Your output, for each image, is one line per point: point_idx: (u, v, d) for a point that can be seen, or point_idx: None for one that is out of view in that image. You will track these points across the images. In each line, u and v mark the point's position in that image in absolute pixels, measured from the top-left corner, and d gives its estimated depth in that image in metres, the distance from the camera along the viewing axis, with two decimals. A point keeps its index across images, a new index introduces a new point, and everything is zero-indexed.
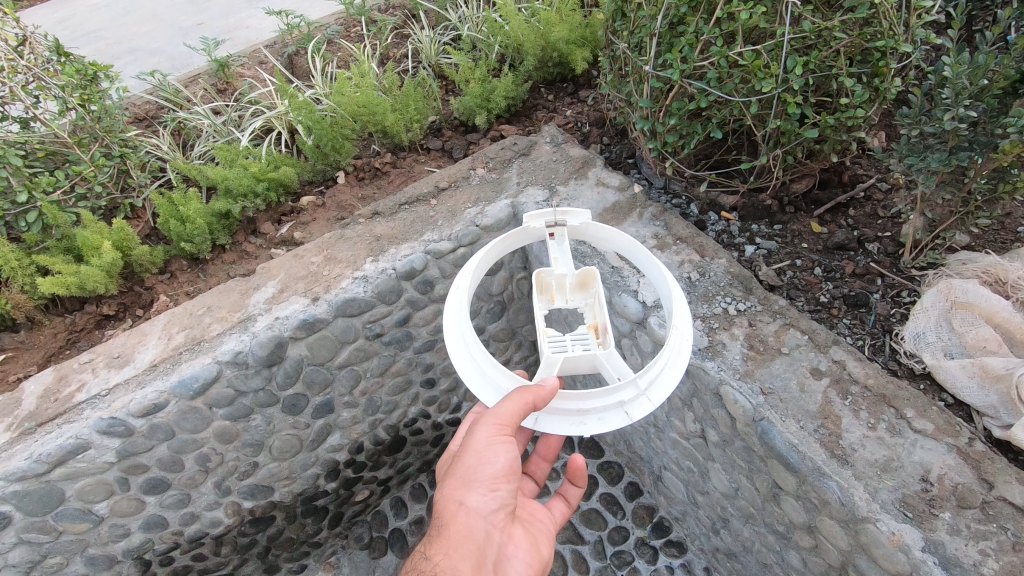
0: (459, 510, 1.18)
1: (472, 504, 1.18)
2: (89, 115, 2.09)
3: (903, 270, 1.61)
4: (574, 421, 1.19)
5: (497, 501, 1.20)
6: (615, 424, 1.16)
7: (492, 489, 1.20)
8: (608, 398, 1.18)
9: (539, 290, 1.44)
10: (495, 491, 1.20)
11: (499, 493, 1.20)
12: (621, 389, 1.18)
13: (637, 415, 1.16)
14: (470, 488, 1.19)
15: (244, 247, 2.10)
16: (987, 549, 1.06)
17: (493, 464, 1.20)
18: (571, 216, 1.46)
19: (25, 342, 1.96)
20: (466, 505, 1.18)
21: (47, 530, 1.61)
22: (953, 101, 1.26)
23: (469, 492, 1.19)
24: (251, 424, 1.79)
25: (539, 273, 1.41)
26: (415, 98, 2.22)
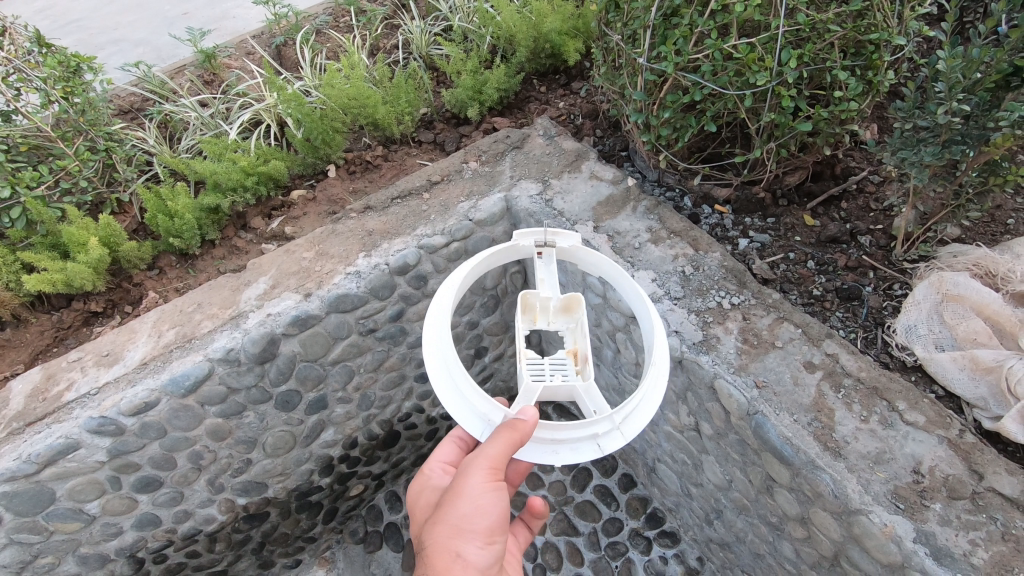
0: (454, 564, 1.12)
1: (468, 557, 1.13)
2: (73, 108, 2.03)
3: (895, 262, 1.62)
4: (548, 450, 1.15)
5: (491, 555, 1.15)
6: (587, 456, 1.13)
7: (488, 541, 1.16)
8: (581, 433, 1.14)
9: (524, 311, 1.39)
10: (490, 544, 1.16)
11: (493, 546, 1.16)
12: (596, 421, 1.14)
13: (610, 449, 1.13)
14: (466, 540, 1.14)
15: (234, 242, 2.07)
16: (976, 539, 1.08)
17: (488, 516, 1.16)
18: (560, 237, 1.39)
19: (11, 339, 1.93)
20: (461, 558, 1.13)
21: (38, 531, 1.59)
22: (947, 95, 1.26)
23: (464, 544, 1.14)
24: (244, 421, 1.77)
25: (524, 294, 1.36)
26: (405, 90, 2.20)
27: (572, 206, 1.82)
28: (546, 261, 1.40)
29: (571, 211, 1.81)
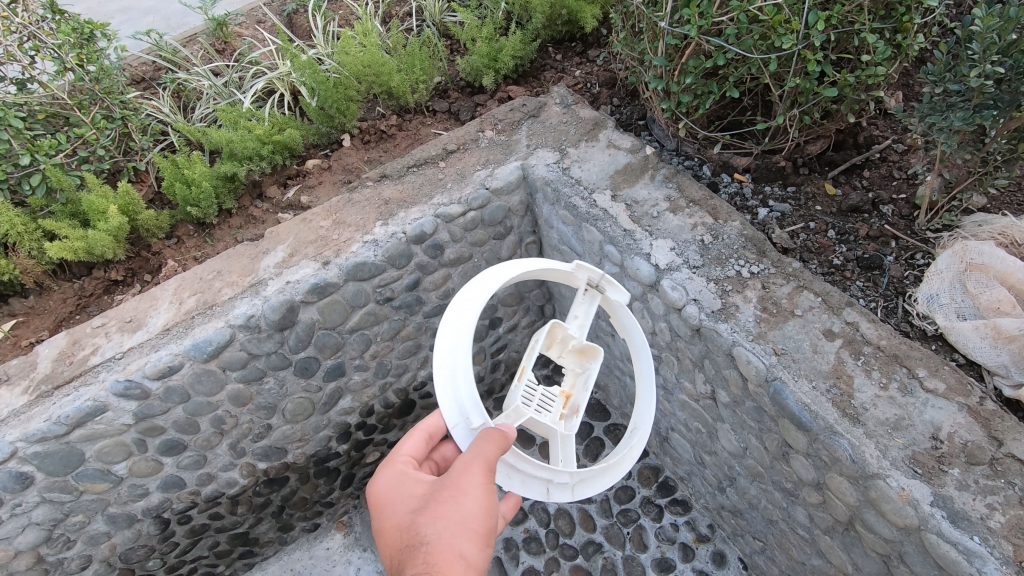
0: (454, 562, 1.02)
1: (468, 557, 1.04)
2: (88, 76, 2.04)
3: (918, 232, 1.60)
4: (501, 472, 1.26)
5: (486, 557, 1.07)
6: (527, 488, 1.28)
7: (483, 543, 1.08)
8: (544, 475, 1.28)
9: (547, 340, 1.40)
10: (485, 547, 1.08)
11: (487, 549, 1.09)
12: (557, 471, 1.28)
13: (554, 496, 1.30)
14: (466, 538, 1.06)
15: (251, 211, 2.08)
16: (994, 503, 1.08)
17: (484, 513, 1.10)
18: (613, 286, 1.38)
19: (36, 306, 1.96)
20: (461, 557, 1.03)
21: (68, 490, 1.64)
22: (981, 57, 1.22)
23: (465, 542, 1.05)
24: (265, 387, 1.80)
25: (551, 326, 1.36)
26: (420, 58, 2.18)
27: (589, 175, 1.80)
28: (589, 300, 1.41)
29: (589, 180, 1.79)
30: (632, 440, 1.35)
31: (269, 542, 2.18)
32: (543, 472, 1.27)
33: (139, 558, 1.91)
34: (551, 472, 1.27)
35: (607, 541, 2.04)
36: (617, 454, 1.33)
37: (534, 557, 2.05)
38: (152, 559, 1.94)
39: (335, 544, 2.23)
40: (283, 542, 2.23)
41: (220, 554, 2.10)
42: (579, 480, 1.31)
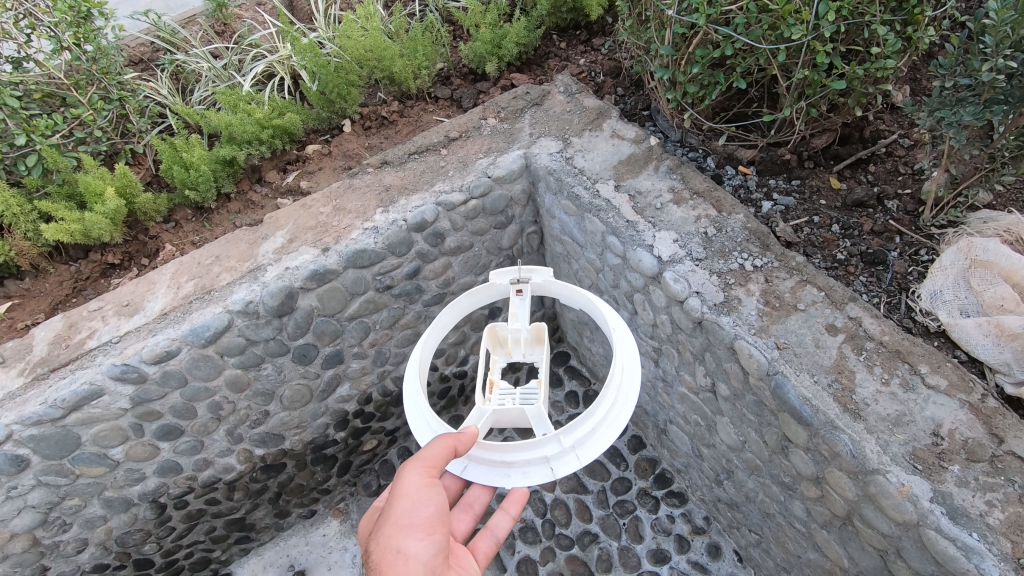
0: (394, 558, 1.19)
1: (409, 551, 1.20)
2: (85, 56, 2.01)
3: (922, 228, 1.59)
4: (498, 473, 1.26)
5: (433, 546, 1.23)
6: (537, 479, 1.22)
7: (428, 533, 1.24)
8: (535, 452, 1.23)
9: (495, 344, 1.50)
10: (430, 536, 1.24)
11: (434, 538, 1.24)
12: (545, 444, 1.24)
13: (561, 472, 1.22)
14: (406, 535, 1.22)
15: (250, 196, 2.06)
16: (993, 500, 1.08)
17: (425, 507, 1.26)
18: (535, 273, 1.44)
19: (32, 289, 1.94)
20: (402, 553, 1.20)
21: (64, 473, 1.63)
22: (994, 50, 1.21)
23: (405, 539, 1.21)
24: (263, 373, 1.79)
25: (492, 330, 1.47)
26: (423, 43, 2.15)
27: (592, 164, 1.79)
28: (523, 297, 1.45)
29: (592, 169, 1.77)
30: (622, 402, 1.29)
31: (265, 527, 2.18)
32: (533, 452, 1.24)
33: (135, 542, 1.90)
34: (537, 445, 1.24)
35: (603, 532, 2.05)
36: (605, 406, 1.26)
37: (530, 547, 2.06)
38: (148, 543, 1.94)
39: (331, 531, 2.23)
40: (279, 528, 2.23)
41: (216, 539, 2.10)
42: (575, 443, 1.23)
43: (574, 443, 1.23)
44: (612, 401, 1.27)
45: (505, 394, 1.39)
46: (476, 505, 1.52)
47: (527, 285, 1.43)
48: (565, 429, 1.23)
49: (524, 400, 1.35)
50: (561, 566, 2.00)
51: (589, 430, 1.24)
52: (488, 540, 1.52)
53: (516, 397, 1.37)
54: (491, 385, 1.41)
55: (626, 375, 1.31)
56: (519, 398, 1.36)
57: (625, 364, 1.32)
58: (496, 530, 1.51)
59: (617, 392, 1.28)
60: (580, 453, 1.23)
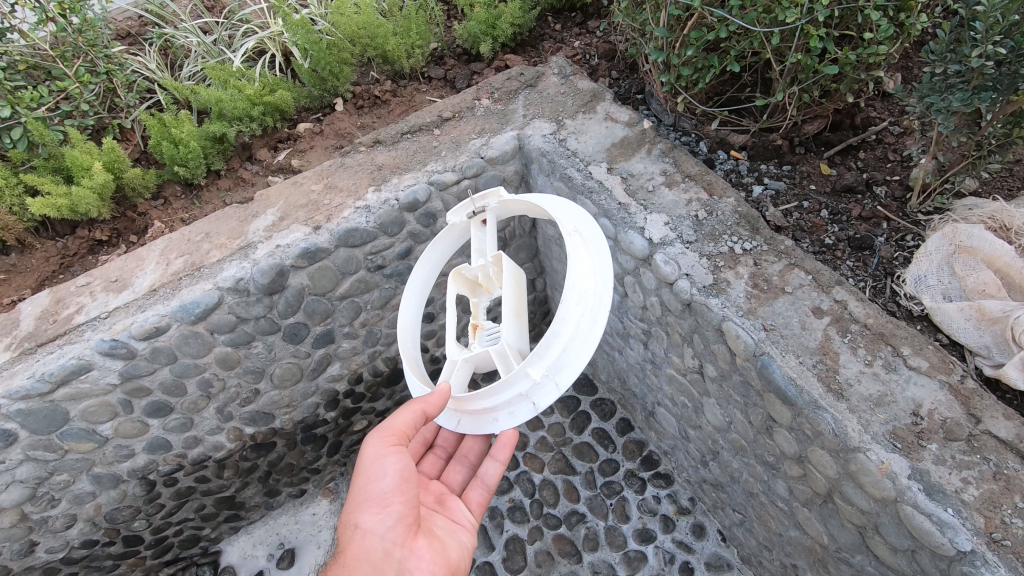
0: (354, 531, 1.31)
1: (367, 524, 1.30)
2: (71, 27, 1.99)
3: (909, 215, 1.60)
4: (488, 418, 1.36)
5: (390, 517, 1.31)
6: (523, 416, 1.30)
7: (385, 505, 1.32)
8: (510, 394, 1.30)
9: (472, 288, 1.53)
10: (387, 508, 1.31)
11: (390, 508, 1.31)
12: (518, 383, 1.29)
13: (542, 403, 1.28)
14: (364, 509, 1.31)
15: (240, 174, 2.04)
16: (969, 477, 1.11)
17: (381, 481, 1.33)
18: (489, 198, 1.48)
19: (18, 264, 1.92)
20: (360, 527, 1.31)
21: (53, 449, 1.63)
22: (983, 37, 1.22)
23: (361, 513, 1.31)
24: (253, 351, 1.79)
25: (456, 274, 1.47)
26: (416, 22, 2.12)
27: (586, 146, 1.79)
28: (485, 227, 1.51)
29: (585, 152, 1.77)
30: (585, 315, 1.30)
31: (255, 506, 2.20)
32: (509, 393, 1.30)
33: (124, 519, 1.91)
34: (510, 387, 1.30)
35: (590, 511, 2.08)
36: (570, 324, 1.29)
37: (518, 526, 2.09)
38: (137, 520, 1.94)
39: (320, 510, 2.25)
40: (269, 507, 2.24)
41: (206, 517, 2.10)
42: (546, 371, 1.28)
43: (545, 372, 1.28)
44: (577, 319, 1.30)
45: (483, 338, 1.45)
46: (471, 456, 1.61)
47: (485, 212, 1.48)
48: (531, 363, 1.26)
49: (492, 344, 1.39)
50: (548, 545, 2.04)
51: (559, 354, 1.28)
52: (480, 489, 1.56)
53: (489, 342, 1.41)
54: (475, 329, 1.47)
55: (592, 281, 1.33)
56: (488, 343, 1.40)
57: (587, 271, 1.33)
58: (486, 478, 1.55)
59: (581, 309, 1.30)
60: (556, 380, 1.28)
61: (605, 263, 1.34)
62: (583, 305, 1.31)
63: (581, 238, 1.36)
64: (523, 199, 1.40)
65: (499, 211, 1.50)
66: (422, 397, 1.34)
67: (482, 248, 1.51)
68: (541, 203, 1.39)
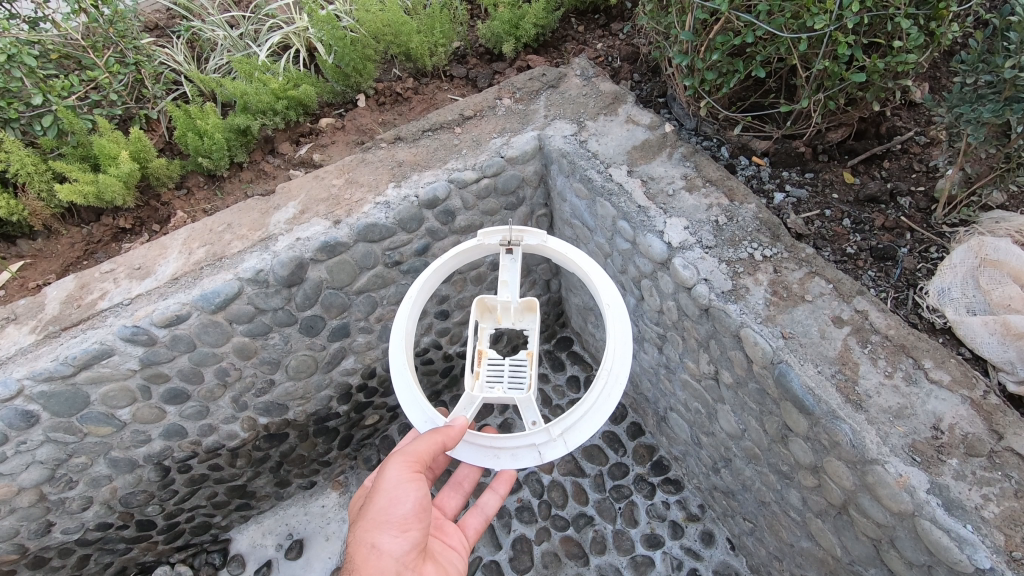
0: (369, 552, 1.26)
1: (384, 546, 1.27)
2: (102, 18, 2.04)
3: (933, 226, 1.58)
4: (488, 453, 1.37)
5: (407, 542, 1.29)
6: (525, 462, 1.33)
7: (403, 529, 1.30)
8: (523, 441, 1.33)
9: (484, 312, 1.55)
10: (405, 532, 1.30)
11: (409, 534, 1.30)
12: (534, 433, 1.33)
13: (548, 457, 1.32)
14: (382, 530, 1.28)
15: (262, 166, 2.07)
16: (989, 494, 1.10)
17: (402, 505, 1.30)
18: (526, 234, 1.50)
19: (44, 249, 1.96)
20: (377, 548, 1.27)
21: (73, 431, 1.66)
22: (1017, 48, 1.20)
23: (380, 534, 1.27)
24: (270, 342, 1.81)
25: (482, 300, 1.51)
26: (440, 20, 2.13)
27: (607, 149, 1.78)
28: (513, 256, 1.52)
29: (606, 153, 1.77)
30: (606, 386, 1.34)
31: (266, 496, 2.22)
32: (522, 440, 1.33)
33: (139, 503, 1.93)
34: (526, 434, 1.33)
35: (598, 514, 2.08)
36: (594, 393, 1.33)
37: (526, 526, 2.09)
38: (151, 505, 1.97)
39: (330, 502, 2.27)
40: (280, 497, 2.26)
41: (217, 505, 2.13)
42: (562, 432, 1.33)
43: (562, 432, 1.33)
44: (600, 389, 1.34)
45: (492, 373, 1.49)
46: (465, 483, 1.60)
47: (517, 246, 1.50)
48: (556, 422, 1.32)
49: (512, 391, 1.46)
50: (555, 546, 2.04)
51: (577, 419, 1.33)
52: (478, 517, 1.60)
53: (503, 384, 1.47)
54: (480, 356, 1.50)
55: (615, 356, 1.36)
56: (507, 387, 1.47)
57: (616, 343, 1.37)
58: (486, 507, 1.60)
59: (607, 379, 1.35)
60: (567, 439, 1.33)
61: (628, 339, 1.37)
62: (606, 378, 1.35)
63: (614, 310, 1.40)
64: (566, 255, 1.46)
65: (531, 248, 1.52)
66: (444, 429, 1.32)
67: (507, 279, 1.52)
68: (585, 267, 1.45)
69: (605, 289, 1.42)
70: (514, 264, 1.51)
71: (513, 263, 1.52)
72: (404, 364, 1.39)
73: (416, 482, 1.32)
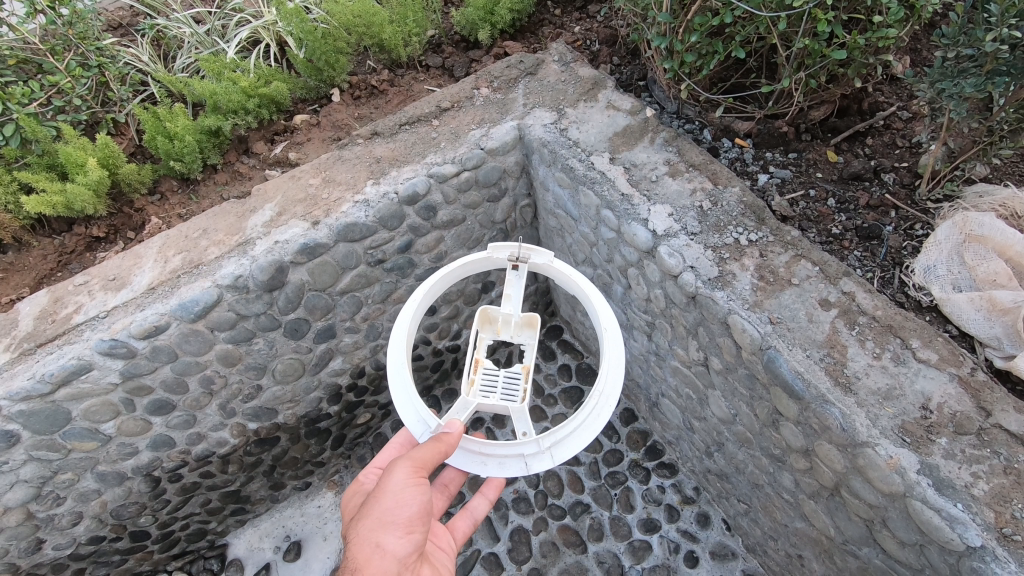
0: (374, 552, 1.20)
1: (389, 547, 1.22)
2: (60, 19, 1.96)
3: (918, 202, 1.57)
4: (475, 460, 1.35)
5: (411, 544, 1.24)
6: (511, 473, 1.32)
7: (408, 531, 1.25)
8: (512, 450, 1.32)
9: (485, 323, 1.54)
10: (410, 534, 1.25)
11: (414, 536, 1.26)
12: (522, 444, 1.32)
13: (535, 469, 1.31)
14: (387, 530, 1.23)
15: (237, 167, 2.01)
16: (979, 471, 1.10)
17: (408, 507, 1.26)
18: (535, 253, 1.48)
19: (15, 263, 1.90)
20: (382, 548, 1.21)
21: (56, 448, 1.63)
22: (999, 20, 1.17)
23: (385, 534, 1.23)
24: (254, 348, 1.78)
25: (484, 310, 1.51)
26: (413, 9, 2.07)
27: (587, 136, 1.75)
28: (518, 274, 1.50)
29: (587, 141, 1.74)
30: (597, 405, 1.34)
31: (261, 500, 2.20)
32: (510, 449, 1.32)
33: (130, 515, 1.91)
34: (515, 444, 1.32)
35: (594, 502, 2.08)
36: (584, 412, 1.33)
37: (523, 517, 2.09)
38: (144, 516, 1.94)
39: (326, 502, 2.26)
40: (275, 500, 2.24)
41: (212, 511, 2.11)
42: (551, 444, 1.31)
43: (551, 445, 1.31)
44: (592, 407, 1.33)
45: (486, 382, 1.49)
46: (452, 486, 1.62)
47: (524, 263, 1.48)
48: (547, 434, 1.30)
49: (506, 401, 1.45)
50: (553, 536, 2.04)
51: (566, 433, 1.32)
52: (466, 521, 1.59)
53: (498, 393, 1.47)
54: (476, 366, 1.50)
55: (610, 377, 1.36)
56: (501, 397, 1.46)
57: (610, 366, 1.36)
58: (475, 511, 1.59)
59: (599, 399, 1.34)
60: (554, 453, 1.32)
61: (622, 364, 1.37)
62: (598, 398, 1.34)
63: (612, 331, 1.39)
64: (571, 275, 1.45)
65: (537, 266, 1.50)
66: (441, 432, 1.30)
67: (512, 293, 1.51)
68: (589, 292, 1.43)
69: (604, 314, 1.40)
70: (519, 280, 1.50)
71: (519, 278, 1.50)
72: (403, 363, 1.38)
73: (422, 483, 1.29)
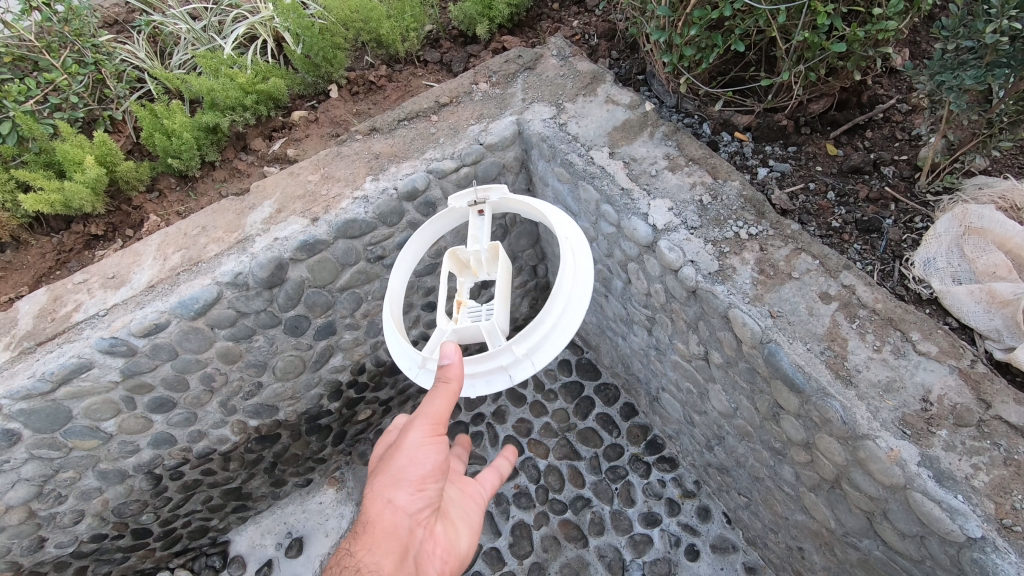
0: (384, 507, 1.16)
1: (398, 503, 1.16)
2: (56, 17, 1.96)
3: (917, 195, 1.57)
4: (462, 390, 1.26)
5: (424, 500, 1.19)
6: (498, 387, 1.23)
7: (420, 487, 1.19)
8: (490, 364, 1.23)
9: (460, 268, 1.41)
10: (422, 489, 1.19)
11: (426, 491, 1.19)
12: (498, 355, 1.22)
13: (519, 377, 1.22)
14: (397, 486, 1.17)
15: (235, 164, 2.01)
16: (979, 463, 1.11)
17: (420, 462, 1.19)
18: (491, 192, 1.40)
19: (13, 261, 1.90)
20: (392, 504, 1.16)
21: (57, 446, 1.63)
22: (999, 12, 1.17)
23: (395, 490, 1.17)
24: (254, 345, 1.78)
25: (452, 253, 1.38)
26: (410, 3, 2.06)
27: (586, 131, 1.75)
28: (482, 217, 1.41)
29: (586, 136, 1.74)
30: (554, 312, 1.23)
31: (262, 496, 2.20)
32: (488, 365, 1.23)
33: (132, 512, 1.91)
34: (491, 356, 1.22)
35: (595, 496, 2.09)
36: (553, 312, 1.23)
37: (525, 512, 2.10)
38: (146, 513, 1.94)
39: (327, 499, 2.26)
40: (276, 496, 2.24)
41: (213, 508, 2.11)
42: (528, 349, 1.22)
43: (527, 350, 1.22)
44: (559, 310, 1.24)
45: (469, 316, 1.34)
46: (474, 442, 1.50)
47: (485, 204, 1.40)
48: (520, 340, 1.20)
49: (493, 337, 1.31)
50: (554, 530, 2.05)
51: (541, 335, 1.22)
52: (494, 474, 1.46)
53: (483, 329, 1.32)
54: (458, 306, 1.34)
55: (574, 272, 1.28)
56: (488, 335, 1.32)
57: (573, 260, 1.28)
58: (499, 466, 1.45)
59: (564, 301, 1.25)
60: (534, 359, 1.22)
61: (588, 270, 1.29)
62: (563, 299, 1.25)
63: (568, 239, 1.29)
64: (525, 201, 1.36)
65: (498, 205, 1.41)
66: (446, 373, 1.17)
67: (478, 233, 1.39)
68: (541, 208, 1.33)
69: (561, 225, 1.32)
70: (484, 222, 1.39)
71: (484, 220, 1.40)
72: (391, 322, 1.31)
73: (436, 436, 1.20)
